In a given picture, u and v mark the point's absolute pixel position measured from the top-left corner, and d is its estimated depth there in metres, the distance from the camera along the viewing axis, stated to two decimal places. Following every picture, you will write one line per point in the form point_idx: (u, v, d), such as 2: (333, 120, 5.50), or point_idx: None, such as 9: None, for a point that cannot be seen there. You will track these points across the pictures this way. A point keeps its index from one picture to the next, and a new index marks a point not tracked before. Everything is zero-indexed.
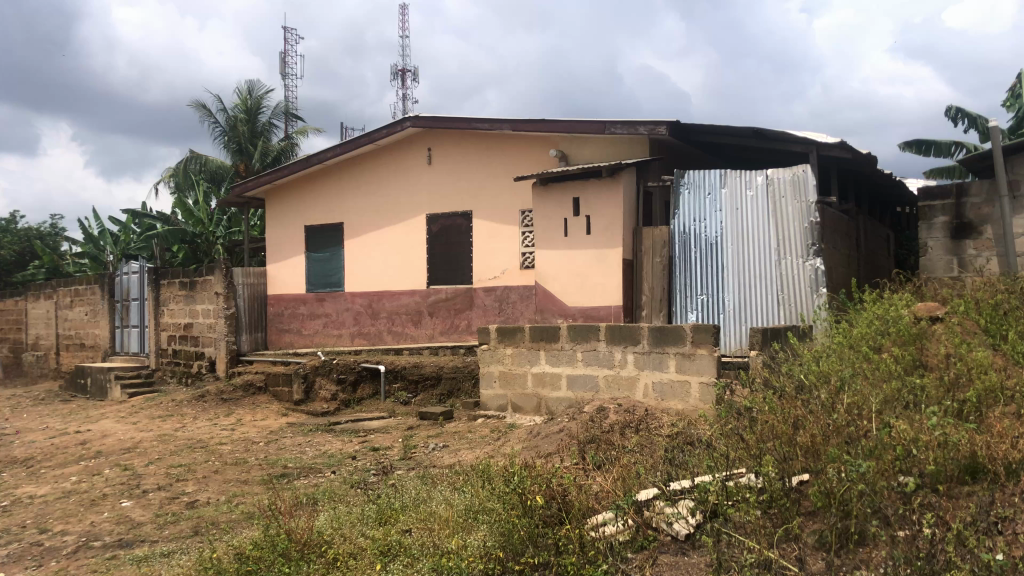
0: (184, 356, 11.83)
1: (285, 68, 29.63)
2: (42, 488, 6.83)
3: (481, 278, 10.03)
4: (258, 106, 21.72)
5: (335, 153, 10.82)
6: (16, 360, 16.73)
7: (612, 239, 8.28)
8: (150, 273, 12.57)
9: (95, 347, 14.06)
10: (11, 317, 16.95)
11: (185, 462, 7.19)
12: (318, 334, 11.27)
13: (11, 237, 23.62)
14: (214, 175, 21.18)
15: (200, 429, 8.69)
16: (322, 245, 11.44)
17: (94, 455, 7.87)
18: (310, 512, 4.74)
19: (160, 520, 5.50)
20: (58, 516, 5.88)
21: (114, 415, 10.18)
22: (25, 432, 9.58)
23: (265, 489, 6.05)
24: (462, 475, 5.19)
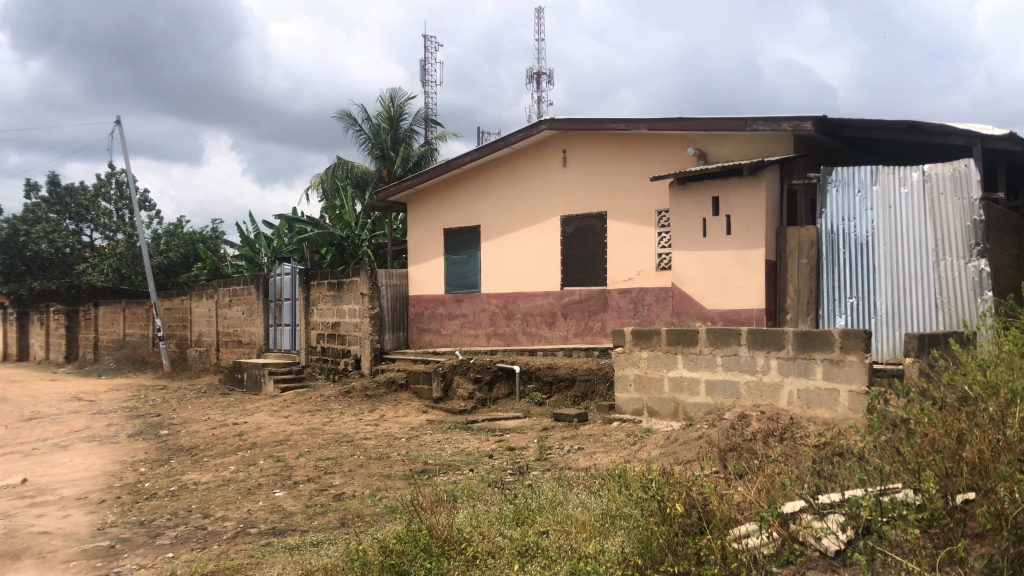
0: (332, 353, 12.39)
1: (425, 76, 30.56)
2: (204, 476, 7.33)
3: (616, 280, 9.96)
4: (400, 114, 22.43)
5: (472, 157, 11.03)
6: (182, 355, 18.04)
7: (753, 240, 8.02)
8: (300, 274, 13.23)
9: (251, 344, 14.96)
10: (178, 315, 18.30)
11: (332, 455, 7.53)
12: (456, 333, 11.52)
13: (178, 240, 25.59)
14: (359, 181, 22.11)
15: (345, 424, 9.07)
16: (460, 247, 11.67)
17: (251, 446, 8.37)
18: (450, 509, 4.85)
19: (309, 511, 5.78)
20: (219, 502, 6.30)
21: (268, 409, 10.80)
22: (190, 423, 10.31)
23: (407, 484, 6.24)
24: (599, 479, 5.17)
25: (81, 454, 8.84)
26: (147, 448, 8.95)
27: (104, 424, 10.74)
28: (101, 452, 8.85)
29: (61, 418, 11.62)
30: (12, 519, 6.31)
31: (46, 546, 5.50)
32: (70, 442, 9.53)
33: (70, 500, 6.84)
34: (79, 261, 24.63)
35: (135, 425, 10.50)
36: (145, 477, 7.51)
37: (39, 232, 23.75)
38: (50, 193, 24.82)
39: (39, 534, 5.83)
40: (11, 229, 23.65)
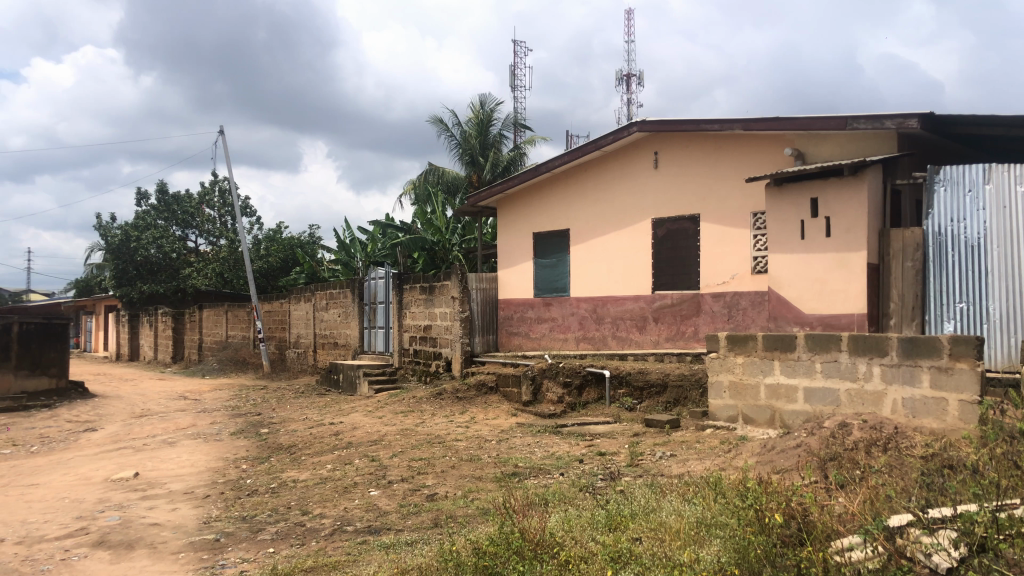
0: (424, 355, 12.58)
1: (515, 80, 30.74)
2: (302, 473, 7.56)
3: (710, 284, 9.79)
4: (490, 119, 22.61)
5: (562, 161, 11.03)
6: (281, 356, 18.65)
7: (854, 242, 7.74)
8: (394, 278, 13.50)
9: (346, 345, 15.36)
10: (277, 317, 18.96)
11: (425, 456, 7.64)
12: (545, 337, 11.51)
13: (278, 245, 26.52)
14: (450, 186, 22.42)
15: (437, 426, 9.20)
16: (550, 251, 11.68)
17: (346, 446, 8.58)
18: (542, 513, 4.86)
19: (403, 510, 5.88)
20: (317, 500, 6.48)
21: (363, 409, 11.05)
22: (289, 422, 10.65)
23: (498, 486, 6.28)
24: (693, 487, 5.08)
25: (188, 450, 9.24)
26: (249, 445, 9.28)
27: (209, 422, 11.20)
28: (206, 449, 9.24)
29: (169, 415, 12.19)
30: (125, 511, 6.66)
31: (157, 538, 5.77)
32: (177, 439, 9.98)
33: (178, 494, 7.17)
34: (185, 266, 25.81)
35: (237, 423, 10.93)
36: (247, 474, 7.80)
37: (148, 238, 24.99)
38: (159, 201, 26.11)
39: (150, 526, 6.12)
40: (123, 235, 24.98)
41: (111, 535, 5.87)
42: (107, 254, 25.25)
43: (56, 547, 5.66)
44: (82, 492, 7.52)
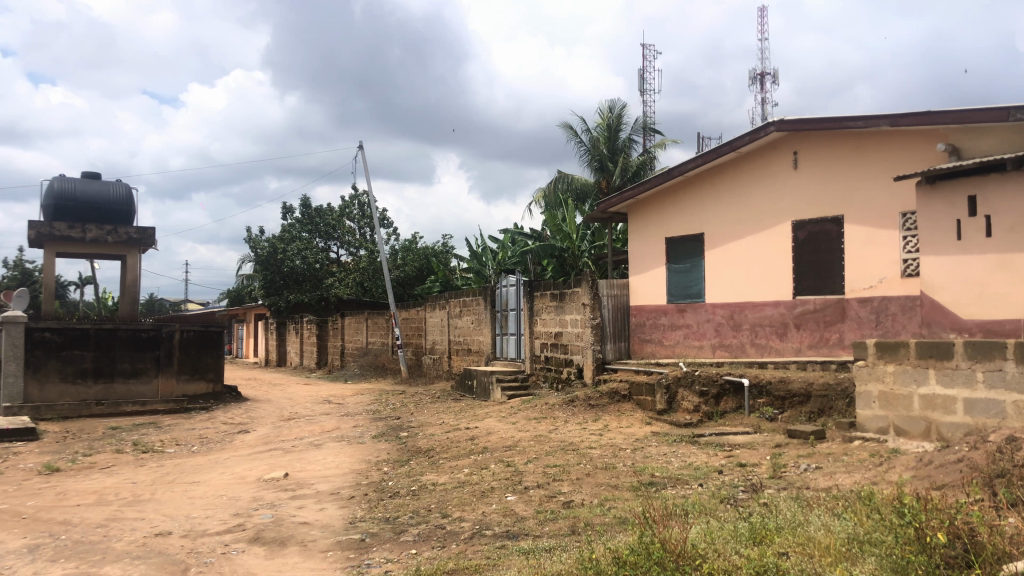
0: (556, 362, 12.60)
1: (644, 85, 30.45)
2: (441, 477, 7.73)
3: (855, 288, 9.42)
4: (618, 124, 22.50)
5: (695, 164, 10.82)
6: (417, 362, 19.16)
7: (1020, 241, 7.21)
8: (525, 286, 13.61)
9: (479, 352, 15.62)
10: (413, 324, 19.52)
11: (560, 463, 7.66)
12: (679, 344, 11.27)
13: (414, 255, 27.37)
14: (580, 193, 22.48)
15: (571, 433, 9.20)
16: (683, 256, 11.44)
17: (482, 450, 8.72)
18: (682, 524, 4.75)
19: (541, 517, 5.91)
20: (456, 504, 6.60)
21: (497, 415, 11.19)
22: (427, 426, 10.93)
23: (635, 496, 6.21)
24: (842, 501, 4.85)
25: (333, 452, 9.65)
26: (389, 449, 9.59)
27: (351, 425, 11.65)
28: (350, 452, 9.61)
29: (315, 419, 12.77)
30: (278, 509, 7.02)
31: (307, 536, 6.04)
32: (323, 441, 10.44)
33: (326, 495, 7.49)
34: (327, 276, 27.01)
35: (378, 427, 11.31)
36: (389, 477, 8.06)
37: (294, 250, 26.33)
38: (303, 214, 27.49)
39: (301, 524, 6.41)
40: (271, 248, 26.42)
41: (266, 532, 6.20)
42: (257, 265, 26.79)
43: (217, 541, 6.03)
44: (238, 490, 7.99)
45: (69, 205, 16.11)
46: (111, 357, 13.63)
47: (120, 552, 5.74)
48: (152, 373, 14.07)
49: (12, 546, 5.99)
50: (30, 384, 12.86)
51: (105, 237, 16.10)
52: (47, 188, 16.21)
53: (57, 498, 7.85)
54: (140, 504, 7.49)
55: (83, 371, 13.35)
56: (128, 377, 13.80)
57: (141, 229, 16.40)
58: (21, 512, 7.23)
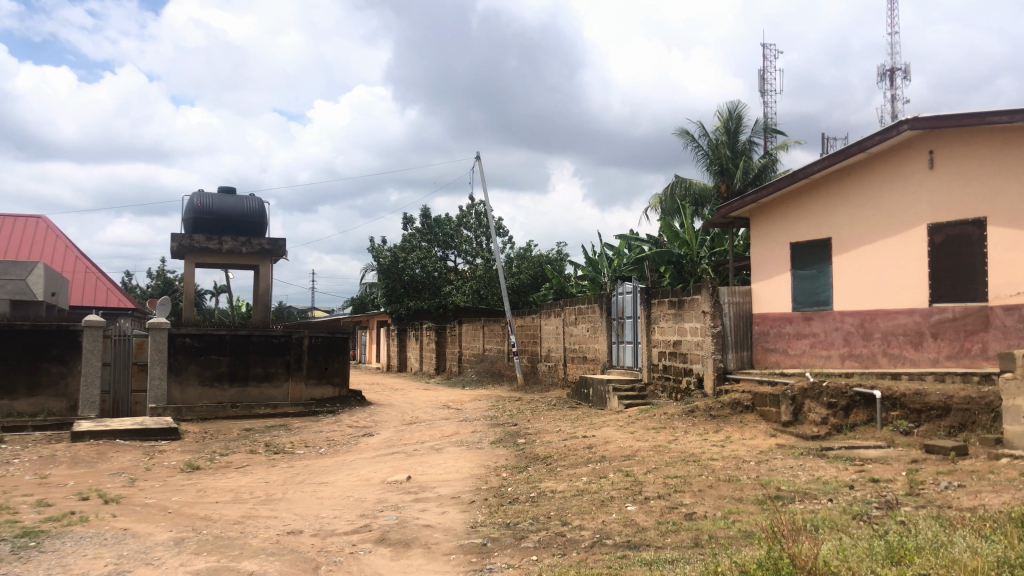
0: (675, 371, 12.41)
1: (764, 85, 29.65)
2: (560, 485, 7.73)
3: (999, 294, 8.95)
4: (739, 126, 21.93)
5: (822, 166, 10.43)
6: (533, 369, 19.25)
7: None
8: (643, 293, 13.48)
9: (595, 360, 15.56)
10: (529, 332, 19.64)
11: (681, 474, 7.52)
12: (806, 354, 10.79)
13: (528, 263, 27.68)
14: (699, 197, 22.14)
15: (691, 444, 9.03)
16: (809, 262, 10.97)
17: (600, 459, 8.67)
18: (813, 539, 4.57)
19: (662, 528, 5.83)
20: (576, 512, 6.60)
21: (614, 424, 11.11)
22: (544, 433, 10.98)
23: (761, 509, 6.03)
24: (989, 522, 4.55)
25: (453, 457, 9.82)
26: (507, 455, 9.69)
27: (470, 430, 11.84)
28: (469, 456, 9.77)
29: (435, 423, 13.04)
30: (401, 512, 7.20)
31: (430, 539, 6.17)
32: (444, 446, 10.65)
33: (447, 499, 7.63)
34: (445, 284, 27.61)
35: (496, 433, 11.45)
36: (508, 482, 8.13)
37: (414, 259, 27.11)
38: (423, 225, 28.26)
39: (424, 527, 6.56)
40: (392, 257, 27.24)
41: (391, 534, 6.37)
42: (379, 274, 27.68)
43: (344, 541, 6.24)
44: (363, 491, 8.25)
45: (207, 218, 17.12)
46: (245, 362, 14.38)
47: (256, 548, 6.02)
48: (283, 377, 14.73)
49: (159, 538, 6.40)
50: (173, 386, 13.71)
51: (240, 247, 16.92)
52: (188, 203, 17.31)
53: (198, 495, 8.33)
54: (273, 503, 7.85)
55: (220, 375, 14.12)
56: (261, 381, 14.50)
57: (273, 240, 17.20)
58: (167, 507, 7.72)
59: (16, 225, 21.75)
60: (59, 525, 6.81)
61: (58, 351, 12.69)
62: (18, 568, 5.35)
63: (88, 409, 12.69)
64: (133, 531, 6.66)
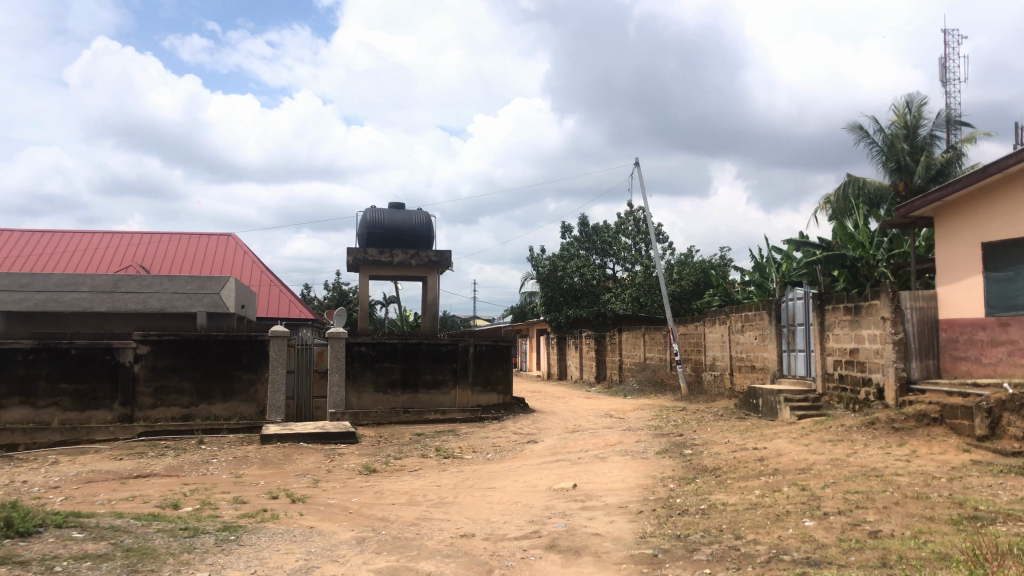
0: (852, 381, 11.77)
1: (946, 73, 27.61)
2: (731, 497, 7.51)
3: None
4: (918, 120, 20.66)
5: (1018, 157, 9.59)
6: (697, 379, 18.81)
7: None
8: (815, 299, 12.88)
9: (764, 369, 15.02)
10: (693, 340, 19.23)
11: (863, 490, 7.11)
12: (1002, 363, 9.91)
13: (690, 270, 27.29)
14: (873, 196, 20.91)
15: (872, 457, 8.52)
16: (1004, 263, 10.08)
17: (773, 472, 8.36)
18: (1022, 564, 4.19)
19: (845, 545, 5.54)
20: (749, 525, 6.39)
21: (787, 436, 10.65)
22: (711, 444, 10.70)
23: (956, 530, 5.60)
24: None
25: (619, 466, 9.76)
26: (674, 465, 9.52)
27: (635, 439, 11.73)
28: (635, 466, 9.68)
29: (599, 432, 13.01)
30: (570, 519, 7.24)
31: (600, 547, 6.17)
32: (608, 455, 10.62)
33: (614, 508, 7.60)
34: (605, 291, 27.56)
35: (662, 443, 11.28)
36: (676, 494, 7.99)
37: (572, 267, 27.28)
38: (581, 233, 28.40)
39: (593, 535, 6.57)
40: (551, 266, 27.59)
41: (561, 540, 6.42)
42: (539, 283, 28.10)
43: (516, 545, 6.36)
44: (531, 498, 8.36)
45: (378, 233, 17.99)
46: (416, 369, 14.97)
47: (433, 550, 6.24)
48: (450, 384, 15.19)
49: (343, 537, 6.77)
50: (350, 392, 14.48)
51: (409, 260, 17.66)
52: (362, 219, 18.29)
53: (376, 496, 8.74)
54: (445, 506, 8.12)
55: (392, 382, 14.78)
56: (430, 388, 15.05)
57: (439, 252, 17.82)
58: (348, 507, 8.15)
59: (208, 245, 23.74)
60: (254, 521, 7.36)
61: (248, 359, 13.71)
62: (222, 559, 5.82)
63: (274, 413, 13.64)
64: (319, 529, 7.09)
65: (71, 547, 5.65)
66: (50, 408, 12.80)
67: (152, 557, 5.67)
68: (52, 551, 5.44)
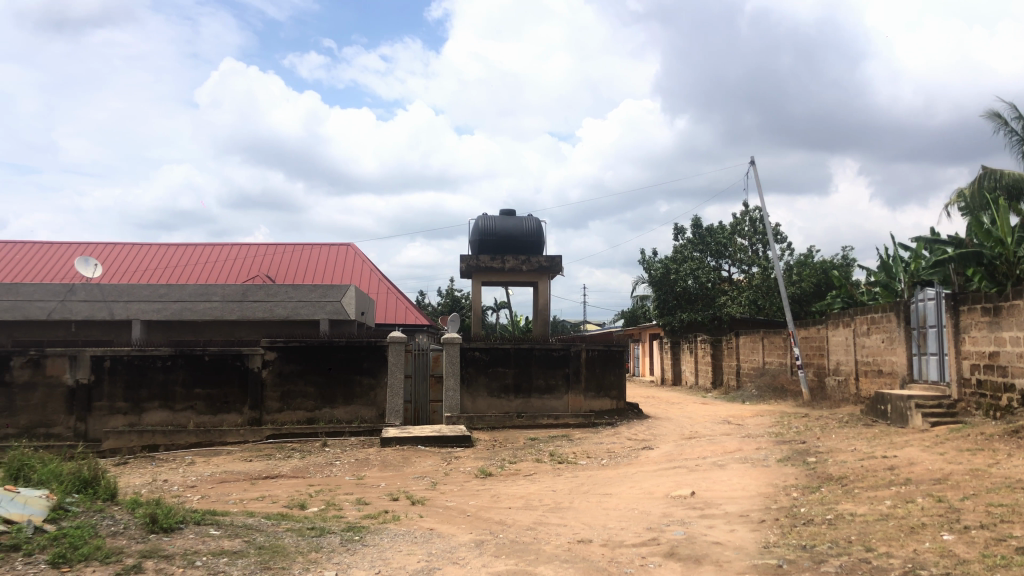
0: (991, 387, 11.07)
1: None
2: (860, 508, 7.17)
3: None
4: None
5: None
6: (820, 384, 18.10)
7: None
8: (949, 299, 12.17)
9: (893, 374, 14.31)
10: (815, 343, 18.52)
11: (1007, 503, 6.66)
12: None
13: (810, 271, 26.37)
14: (1012, 189, 19.55)
15: (1016, 468, 7.97)
16: None
17: (905, 482, 7.94)
18: None
19: (988, 561, 5.20)
20: (880, 537, 6.09)
21: (920, 444, 10.10)
22: (837, 452, 10.26)
23: None
24: None
25: (738, 474, 9.51)
26: (798, 474, 9.19)
27: (755, 447, 11.39)
28: (755, 474, 9.41)
29: (716, 439, 12.72)
30: (689, 527, 7.11)
31: (722, 556, 6.02)
32: (727, 462, 10.36)
33: (734, 517, 7.41)
34: (720, 294, 26.95)
35: (783, 450, 10.91)
36: (800, 503, 7.71)
37: (686, 270, 26.82)
38: (695, 234, 27.87)
39: (713, 544, 6.42)
40: (664, 269, 27.25)
41: (680, 548, 6.30)
42: (652, 286, 27.79)
43: (633, 553, 6.29)
44: (648, 504, 8.25)
45: (491, 239, 18.23)
46: (529, 374, 15.04)
47: (551, 554, 6.26)
48: (563, 390, 15.18)
49: (462, 539, 6.88)
50: (465, 397, 14.75)
51: (521, 265, 17.80)
52: (475, 226, 18.55)
53: (492, 500, 8.84)
54: (562, 511, 8.12)
55: (506, 387, 14.91)
56: (543, 393, 15.08)
57: (550, 257, 17.81)
58: (466, 510, 8.27)
59: (328, 254, 24.64)
60: (376, 522, 7.57)
61: (369, 364, 14.14)
62: (348, 559, 6.01)
63: (393, 417, 14.01)
64: (438, 531, 7.22)
65: (209, 543, 5.97)
66: (186, 412, 13.58)
67: (283, 554, 5.93)
68: (192, 546, 5.76)
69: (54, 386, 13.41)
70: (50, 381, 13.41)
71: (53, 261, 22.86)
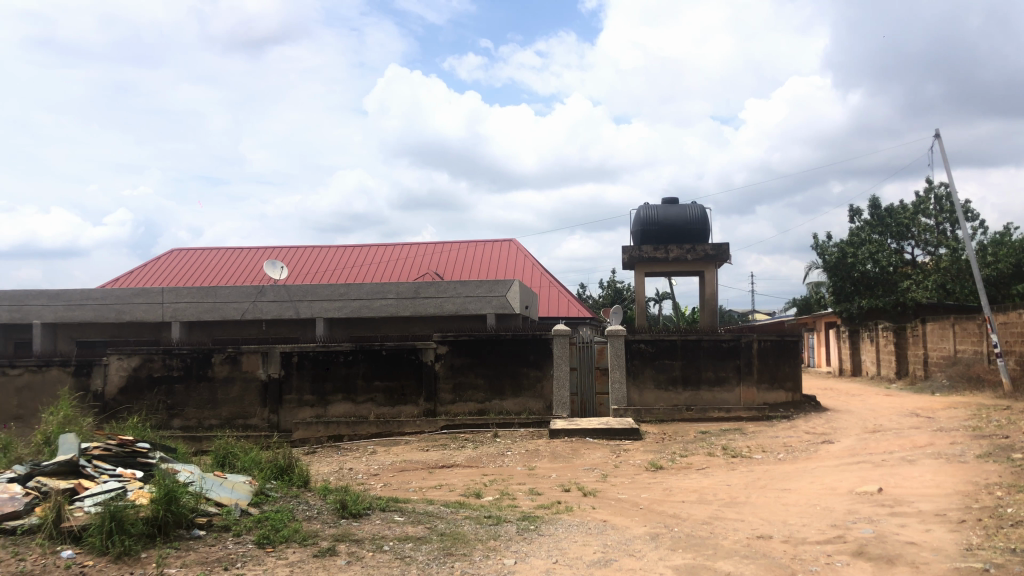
0: None
1: None
2: None
3: None
4: None
5: None
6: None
7: None
8: None
9: None
10: (1016, 329, 16.93)
11: None
12: None
13: (1008, 249, 24.13)
14: None
15: None
16: None
17: None
18: None
19: None
20: None
21: None
22: None
23: None
24: None
25: (931, 470, 8.87)
26: (1002, 471, 8.43)
27: (949, 441, 10.57)
28: (952, 470, 8.73)
29: (904, 433, 11.91)
30: (878, 525, 6.71)
31: (918, 558, 5.64)
32: (919, 457, 9.68)
33: (930, 515, 6.91)
34: (903, 278, 25.27)
35: (984, 446, 10.04)
36: (1007, 502, 7.07)
37: (864, 254, 25.48)
38: (873, 216, 26.32)
39: (908, 544, 6.02)
40: (840, 253, 26.01)
41: (870, 547, 5.96)
42: (827, 272, 26.59)
43: (819, 550, 6.02)
44: (831, 501, 7.86)
45: (654, 229, 18.00)
46: (697, 365, 14.71)
47: (730, 550, 6.10)
48: (734, 381, 14.72)
49: (636, 532, 6.84)
50: (632, 389, 14.67)
51: (686, 255, 17.44)
52: (637, 216, 18.40)
53: (665, 493, 8.72)
54: (738, 506, 7.89)
55: (674, 379, 14.68)
56: (713, 385, 14.71)
57: (716, 246, 17.32)
58: (639, 503, 8.21)
59: (492, 251, 25.19)
60: (550, 512, 7.67)
61: (535, 357, 14.32)
62: (526, 547, 6.12)
63: (561, 409, 14.15)
64: (612, 523, 7.22)
65: (395, 528, 6.29)
66: (367, 403, 14.32)
67: (463, 541, 6.13)
68: (380, 532, 6.07)
69: (249, 380, 14.54)
70: (246, 376, 14.55)
71: (245, 266, 24.74)
